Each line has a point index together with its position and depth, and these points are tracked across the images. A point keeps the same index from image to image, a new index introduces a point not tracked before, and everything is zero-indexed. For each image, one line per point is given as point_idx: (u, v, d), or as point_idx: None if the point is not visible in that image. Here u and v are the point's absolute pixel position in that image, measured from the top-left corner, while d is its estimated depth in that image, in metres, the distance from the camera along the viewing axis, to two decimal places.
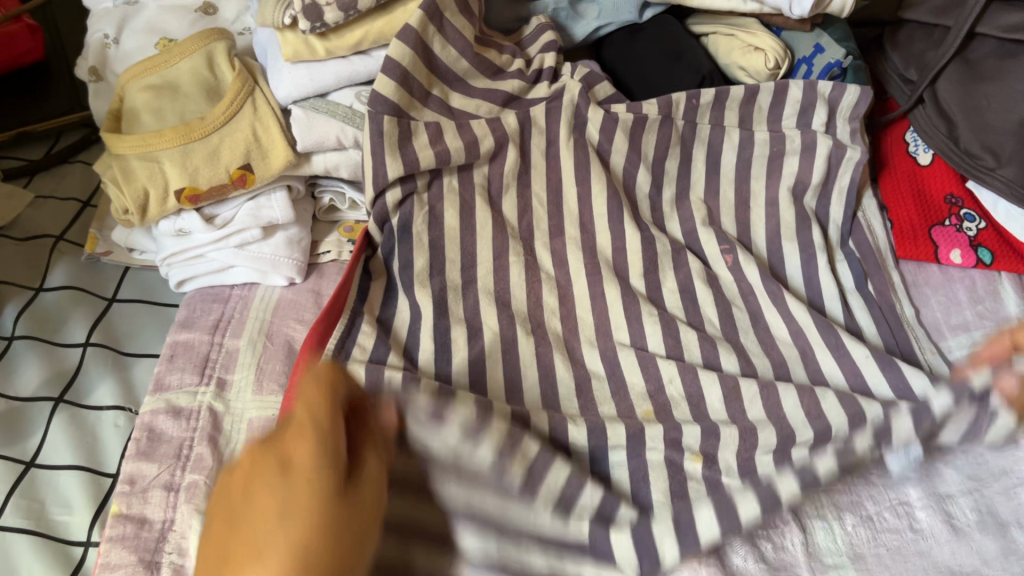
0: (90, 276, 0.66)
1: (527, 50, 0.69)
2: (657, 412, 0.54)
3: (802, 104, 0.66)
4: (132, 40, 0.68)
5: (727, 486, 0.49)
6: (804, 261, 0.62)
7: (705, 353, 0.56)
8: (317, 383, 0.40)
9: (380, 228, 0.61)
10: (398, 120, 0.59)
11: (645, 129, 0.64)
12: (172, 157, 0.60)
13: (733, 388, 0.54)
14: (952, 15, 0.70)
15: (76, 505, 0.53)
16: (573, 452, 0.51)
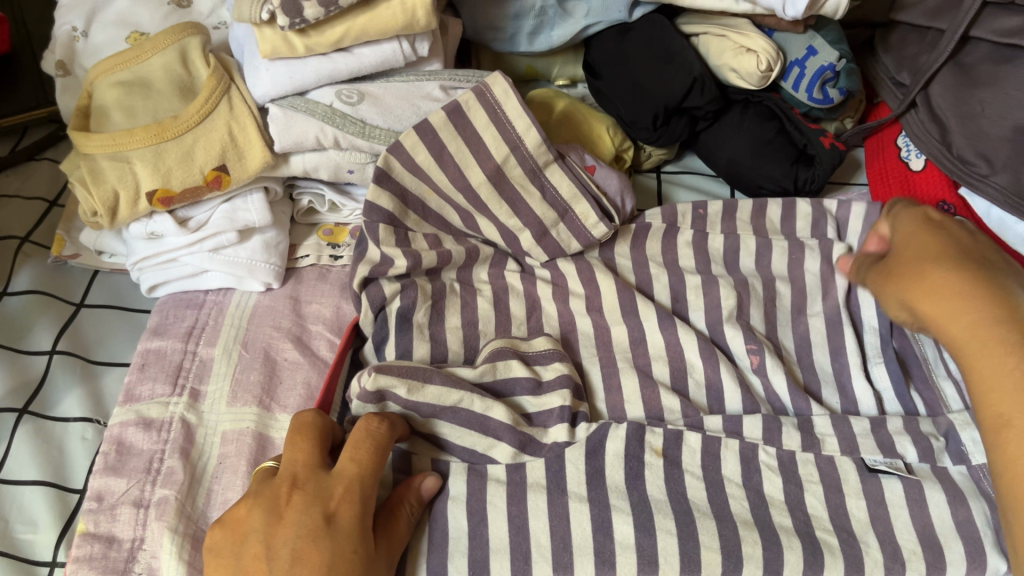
0: (57, 280, 0.64)
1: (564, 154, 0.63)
2: (666, 450, 0.52)
3: (812, 216, 0.66)
4: (101, 33, 0.66)
5: (734, 517, 0.49)
6: (795, 301, 0.62)
7: (709, 375, 0.57)
8: (364, 450, 0.46)
9: (375, 315, 0.58)
10: (392, 229, 0.59)
11: (648, 235, 0.65)
12: (143, 158, 0.58)
13: (752, 458, 0.52)
14: (946, 18, 0.68)
15: (42, 523, 0.51)
16: (571, 482, 0.50)
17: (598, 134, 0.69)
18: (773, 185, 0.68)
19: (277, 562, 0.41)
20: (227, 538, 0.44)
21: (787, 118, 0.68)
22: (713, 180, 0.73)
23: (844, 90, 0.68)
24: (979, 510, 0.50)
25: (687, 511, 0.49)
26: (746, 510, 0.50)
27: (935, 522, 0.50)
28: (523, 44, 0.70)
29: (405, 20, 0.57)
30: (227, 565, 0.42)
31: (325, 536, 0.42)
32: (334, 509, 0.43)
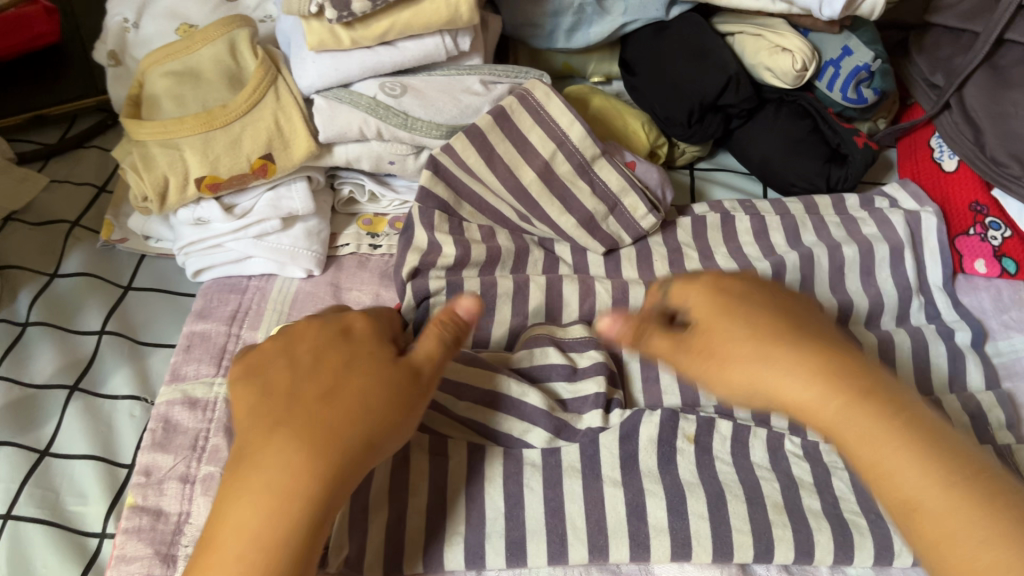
0: (106, 263, 0.66)
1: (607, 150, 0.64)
2: (699, 438, 0.53)
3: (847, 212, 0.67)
4: (152, 25, 0.68)
5: (766, 501, 0.50)
6: None
7: None
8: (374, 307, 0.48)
9: (416, 305, 0.58)
10: (447, 216, 0.61)
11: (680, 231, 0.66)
12: (192, 145, 0.59)
13: (782, 448, 0.53)
14: (981, 20, 0.69)
15: (92, 496, 0.53)
16: (606, 467, 0.51)
17: (635, 131, 0.71)
18: (807, 183, 0.68)
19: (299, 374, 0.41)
20: (248, 375, 0.43)
21: (821, 117, 0.69)
22: (746, 178, 0.74)
23: (878, 91, 0.69)
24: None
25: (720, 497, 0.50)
26: (778, 494, 0.51)
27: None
28: (560, 41, 0.71)
29: (448, 15, 0.59)
30: (251, 391, 0.41)
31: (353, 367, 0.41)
32: (350, 325, 0.44)
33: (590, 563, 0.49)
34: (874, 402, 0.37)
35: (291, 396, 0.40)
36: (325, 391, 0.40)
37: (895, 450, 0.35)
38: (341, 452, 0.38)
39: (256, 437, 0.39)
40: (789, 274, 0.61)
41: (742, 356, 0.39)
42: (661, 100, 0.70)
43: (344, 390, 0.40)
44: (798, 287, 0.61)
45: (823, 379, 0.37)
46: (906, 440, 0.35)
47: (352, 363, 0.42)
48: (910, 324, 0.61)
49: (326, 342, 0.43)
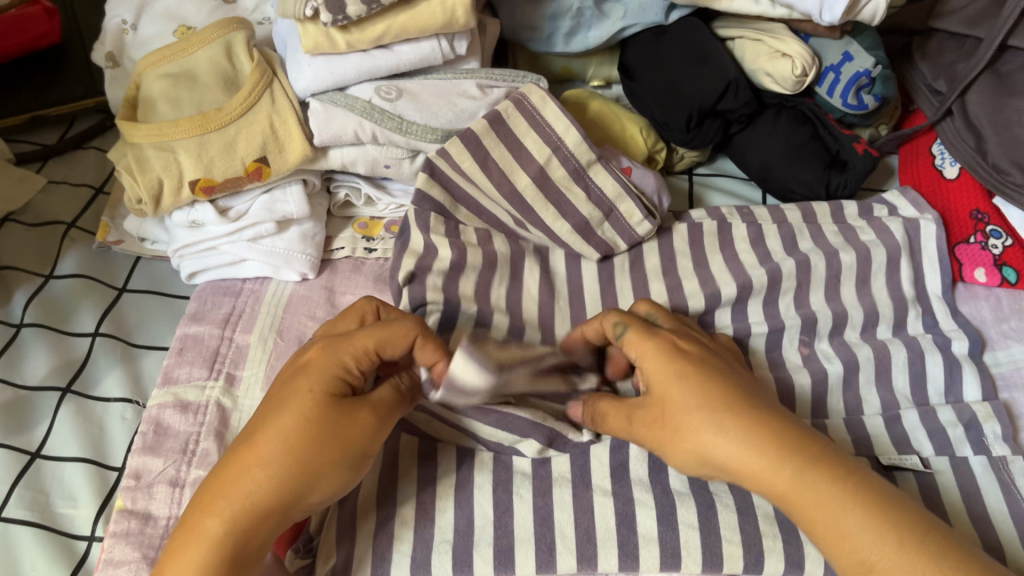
0: (101, 265, 0.66)
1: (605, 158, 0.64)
2: None
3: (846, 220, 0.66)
4: (151, 26, 0.68)
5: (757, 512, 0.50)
6: None
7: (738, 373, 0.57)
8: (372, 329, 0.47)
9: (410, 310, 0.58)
10: (441, 220, 0.60)
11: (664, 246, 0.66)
12: (187, 148, 0.59)
13: None
14: (985, 27, 0.68)
15: (82, 499, 0.53)
16: (596, 476, 0.51)
17: (632, 135, 0.70)
18: (806, 190, 0.68)
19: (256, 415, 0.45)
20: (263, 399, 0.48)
21: (820, 122, 0.68)
22: (745, 184, 0.73)
23: (878, 97, 0.68)
24: (994, 505, 0.51)
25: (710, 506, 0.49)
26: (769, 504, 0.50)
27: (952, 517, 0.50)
28: (559, 45, 0.71)
29: (445, 19, 0.58)
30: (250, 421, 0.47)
31: (298, 401, 0.44)
32: (308, 361, 0.46)
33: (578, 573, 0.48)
34: (839, 480, 0.42)
35: (244, 437, 0.44)
36: (264, 436, 0.43)
37: (831, 513, 0.41)
38: (269, 497, 0.42)
39: (214, 478, 0.43)
40: (785, 281, 0.60)
41: (716, 441, 0.44)
42: (660, 104, 0.69)
43: (287, 426, 0.43)
44: (793, 294, 0.60)
45: (766, 454, 0.42)
46: (850, 511, 0.41)
47: (297, 397, 0.44)
48: (907, 333, 0.60)
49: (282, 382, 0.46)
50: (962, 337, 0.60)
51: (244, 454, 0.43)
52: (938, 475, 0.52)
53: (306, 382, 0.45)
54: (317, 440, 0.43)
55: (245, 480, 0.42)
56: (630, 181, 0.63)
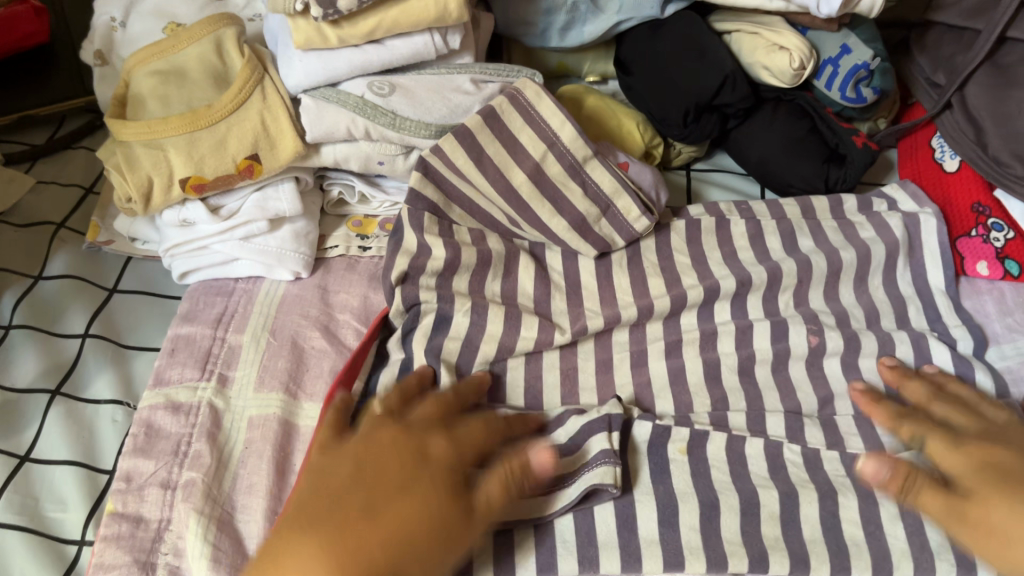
0: (91, 265, 0.65)
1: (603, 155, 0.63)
2: (691, 448, 0.52)
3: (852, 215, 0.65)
4: (139, 23, 0.67)
5: (760, 512, 0.49)
6: None
7: (743, 370, 0.57)
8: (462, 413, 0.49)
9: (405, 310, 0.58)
10: (437, 218, 0.59)
11: None
12: (177, 145, 0.58)
13: (778, 456, 0.52)
14: (984, 18, 0.68)
15: (72, 502, 0.52)
16: None
17: (628, 131, 0.69)
18: (804, 184, 0.67)
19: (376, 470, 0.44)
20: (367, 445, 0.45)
21: (819, 116, 0.67)
22: (744, 178, 0.73)
23: (877, 89, 0.67)
24: None
25: (714, 509, 0.49)
26: (773, 504, 0.49)
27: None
28: (554, 40, 0.70)
29: (436, 13, 0.57)
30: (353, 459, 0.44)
31: (433, 453, 0.45)
32: (425, 441, 0.46)
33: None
34: None
35: (366, 501, 0.41)
36: (395, 513, 0.41)
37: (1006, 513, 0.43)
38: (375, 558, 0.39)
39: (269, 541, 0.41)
40: (785, 278, 0.60)
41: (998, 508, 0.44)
42: (656, 100, 0.68)
43: (421, 509, 0.41)
44: (793, 290, 0.60)
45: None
46: None
47: (390, 465, 0.44)
48: (911, 328, 0.59)
49: (406, 462, 0.44)
50: (969, 334, 0.58)
51: (318, 508, 0.41)
52: None
53: (439, 444, 0.46)
54: (441, 521, 0.42)
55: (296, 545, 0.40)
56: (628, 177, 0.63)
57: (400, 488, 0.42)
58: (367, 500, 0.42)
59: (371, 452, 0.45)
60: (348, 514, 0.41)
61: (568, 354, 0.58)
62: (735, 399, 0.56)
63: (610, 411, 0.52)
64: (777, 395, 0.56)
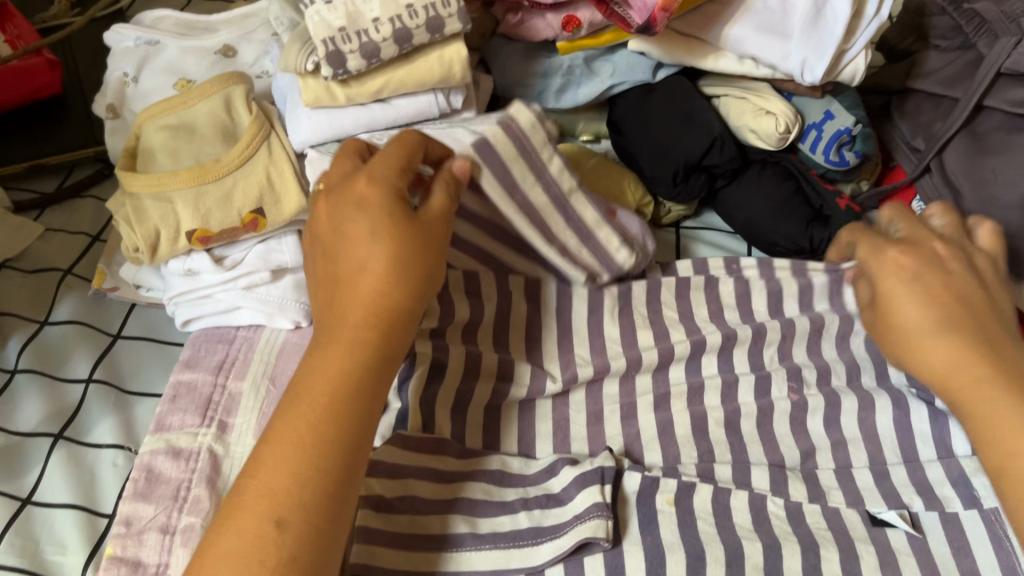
0: (96, 311, 0.66)
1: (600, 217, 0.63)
2: (679, 500, 0.53)
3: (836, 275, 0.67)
4: (151, 79, 0.69)
5: (746, 564, 0.50)
6: None
7: (730, 424, 0.59)
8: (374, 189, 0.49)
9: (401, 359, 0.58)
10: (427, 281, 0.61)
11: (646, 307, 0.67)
12: (185, 198, 0.61)
13: (762, 509, 0.54)
14: (961, 87, 0.71)
15: (71, 545, 0.53)
16: None
17: (621, 189, 0.71)
18: (790, 243, 0.69)
19: (333, 305, 0.48)
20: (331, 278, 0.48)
21: (804, 178, 0.70)
22: (730, 236, 0.75)
23: (860, 153, 0.70)
24: (985, 558, 0.51)
25: (701, 560, 0.50)
26: (757, 555, 0.51)
27: (941, 570, 0.51)
28: (550, 101, 0.73)
29: (442, 72, 0.61)
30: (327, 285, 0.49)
31: (380, 260, 0.47)
32: (350, 252, 0.48)
33: None
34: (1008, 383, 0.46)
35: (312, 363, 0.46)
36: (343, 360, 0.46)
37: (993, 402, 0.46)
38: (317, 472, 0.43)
39: (237, 481, 0.43)
40: (769, 334, 0.62)
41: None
42: (648, 159, 0.71)
43: (358, 360, 0.46)
44: (778, 346, 0.62)
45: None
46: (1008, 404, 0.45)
47: (341, 319, 0.47)
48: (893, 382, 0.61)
49: (340, 311, 0.47)
50: None
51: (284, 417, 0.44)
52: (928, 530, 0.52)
53: (362, 225, 0.48)
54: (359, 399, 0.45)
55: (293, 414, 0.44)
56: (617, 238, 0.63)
57: (334, 344, 0.46)
58: (323, 342, 0.46)
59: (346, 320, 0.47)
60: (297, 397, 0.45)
61: (559, 404, 0.60)
62: (721, 452, 0.58)
63: (602, 463, 0.54)
64: (762, 448, 0.58)
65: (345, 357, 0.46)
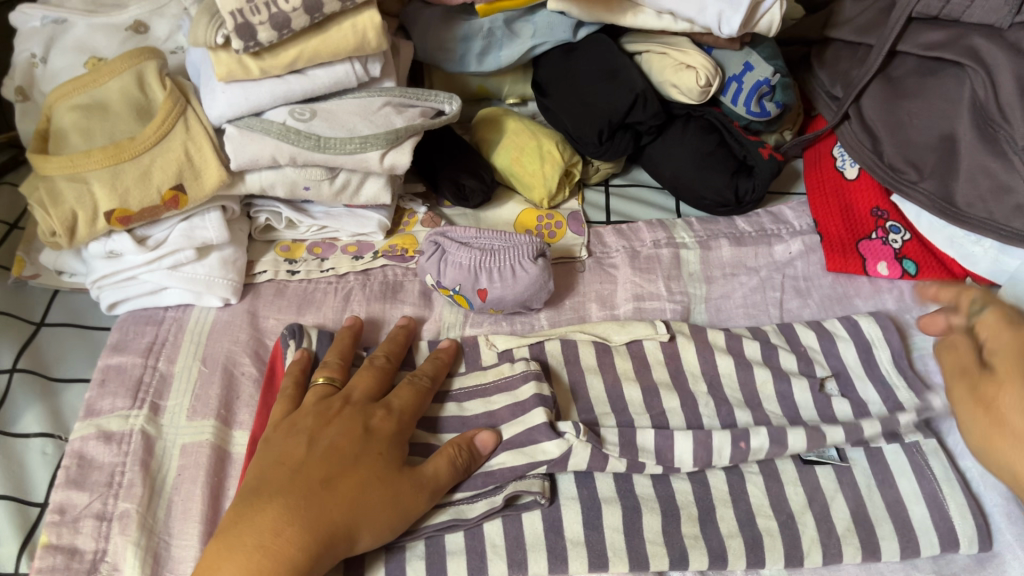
0: (18, 300, 0.65)
1: (440, 281, 0.63)
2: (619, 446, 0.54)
3: (750, 240, 0.70)
4: (60, 59, 0.67)
5: (681, 512, 0.52)
6: (746, 312, 0.66)
7: (674, 369, 0.59)
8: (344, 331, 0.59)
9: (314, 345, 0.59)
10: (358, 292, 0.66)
11: (578, 270, 0.68)
12: (101, 178, 0.59)
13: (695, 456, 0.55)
14: (874, 35, 0.72)
15: (3, 536, 0.52)
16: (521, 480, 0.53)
17: (549, 151, 0.71)
18: (716, 196, 0.70)
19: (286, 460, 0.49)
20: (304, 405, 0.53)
21: (726, 130, 0.71)
22: (658, 192, 0.76)
23: (779, 103, 0.71)
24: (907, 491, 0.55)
25: (635, 506, 0.52)
26: (704, 507, 0.53)
27: (868, 504, 0.54)
28: (472, 65, 0.73)
29: (356, 42, 0.60)
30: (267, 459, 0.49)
31: (324, 452, 0.49)
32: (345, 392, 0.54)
33: None
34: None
35: (234, 514, 0.46)
36: (272, 504, 0.46)
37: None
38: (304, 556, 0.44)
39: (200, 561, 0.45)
40: None
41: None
42: (578, 118, 0.70)
43: (282, 525, 0.45)
44: None
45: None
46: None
47: (285, 493, 0.46)
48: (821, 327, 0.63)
49: (271, 523, 0.45)
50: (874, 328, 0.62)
51: (252, 511, 0.46)
52: (853, 467, 0.56)
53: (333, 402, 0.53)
54: (341, 465, 0.48)
55: (247, 530, 0.45)
56: (468, 293, 0.62)
57: (256, 507, 0.46)
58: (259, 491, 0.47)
59: (293, 471, 0.48)
60: (237, 525, 0.46)
61: (501, 360, 0.59)
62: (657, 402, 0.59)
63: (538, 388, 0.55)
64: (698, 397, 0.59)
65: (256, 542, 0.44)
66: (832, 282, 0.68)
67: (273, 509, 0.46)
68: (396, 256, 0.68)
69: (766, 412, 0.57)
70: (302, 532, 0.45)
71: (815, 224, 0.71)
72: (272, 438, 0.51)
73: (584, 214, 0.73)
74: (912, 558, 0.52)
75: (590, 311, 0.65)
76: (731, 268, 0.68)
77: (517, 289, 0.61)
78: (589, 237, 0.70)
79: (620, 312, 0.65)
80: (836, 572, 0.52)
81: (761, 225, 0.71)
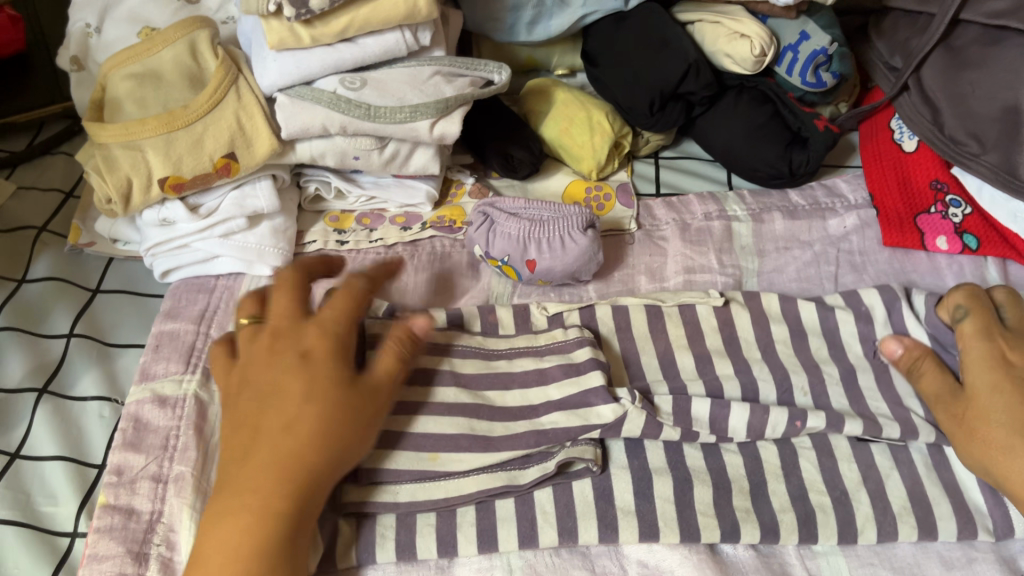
0: (74, 267, 0.66)
1: (489, 253, 0.63)
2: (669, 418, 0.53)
3: (804, 213, 0.69)
4: (114, 29, 0.68)
5: (732, 486, 0.52)
6: (800, 286, 0.64)
7: (726, 342, 0.59)
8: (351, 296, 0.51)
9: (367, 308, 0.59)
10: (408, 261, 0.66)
11: (628, 242, 0.67)
12: (155, 146, 0.59)
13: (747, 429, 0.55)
14: (936, 3, 0.70)
15: (62, 496, 0.53)
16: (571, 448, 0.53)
17: (599, 122, 0.70)
18: (770, 168, 0.69)
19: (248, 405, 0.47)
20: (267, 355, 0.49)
21: (781, 101, 0.69)
22: (710, 164, 0.75)
23: (836, 74, 0.70)
24: (964, 470, 0.53)
25: (685, 479, 0.52)
26: (756, 481, 0.52)
27: (924, 482, 0.53)
28: (522, 35, 0.72)
29: (407, 10, 0.59)
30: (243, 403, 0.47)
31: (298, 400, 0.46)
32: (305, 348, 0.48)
33: (559, 547, 0.50)
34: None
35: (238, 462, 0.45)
36: (274, 454, 0.44)
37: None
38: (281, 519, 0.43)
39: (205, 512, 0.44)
40: None
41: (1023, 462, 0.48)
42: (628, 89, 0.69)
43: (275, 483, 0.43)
44: None
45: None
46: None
47: (266, 444, 0.45)
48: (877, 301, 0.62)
49: (264, 481, 0.44)
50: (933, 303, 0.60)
51: (251, 464, 0.44)
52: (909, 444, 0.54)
53: (296, 382, 0.46)
54: (344, 422, 0.46)
55: (248, 482, 0.44)
56: (517, 264, 0.62)
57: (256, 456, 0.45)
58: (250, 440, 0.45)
59: (274, 419, 0.46)
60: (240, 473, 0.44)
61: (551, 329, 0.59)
62: None
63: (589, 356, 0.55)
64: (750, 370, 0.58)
65: (258, 497, 0.43)
66: (889, 257, 0.66)
67: (274, 462, 0.44)
68: (444, 226, 0.68)
69: (821, 387, 0.56)
70: (291, 492, 0.44)
71: (872, 197, 0.69)
72: (255, 380, 0.48)
73: (633, 186, 0.72)
74: (970, 538, 0.51)
75: (639, 283, 0.65)
76: (783, 241, 0.67)
77: (566, 260, 0.61)
78: (639, 209, 0.69)
79: (670, 285, 0.64)
80: (891, 550, 0.51)
81: (816, 198, 0.70)
